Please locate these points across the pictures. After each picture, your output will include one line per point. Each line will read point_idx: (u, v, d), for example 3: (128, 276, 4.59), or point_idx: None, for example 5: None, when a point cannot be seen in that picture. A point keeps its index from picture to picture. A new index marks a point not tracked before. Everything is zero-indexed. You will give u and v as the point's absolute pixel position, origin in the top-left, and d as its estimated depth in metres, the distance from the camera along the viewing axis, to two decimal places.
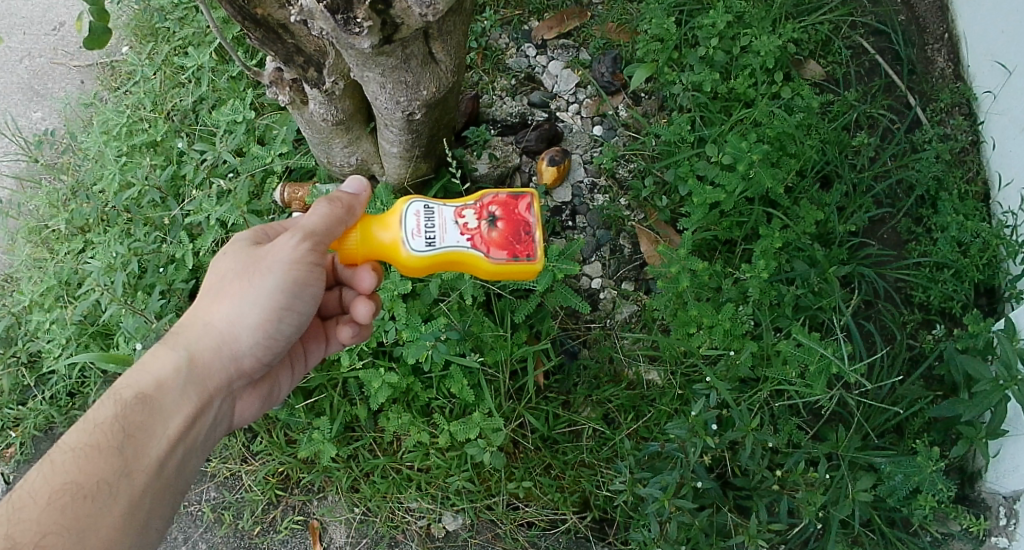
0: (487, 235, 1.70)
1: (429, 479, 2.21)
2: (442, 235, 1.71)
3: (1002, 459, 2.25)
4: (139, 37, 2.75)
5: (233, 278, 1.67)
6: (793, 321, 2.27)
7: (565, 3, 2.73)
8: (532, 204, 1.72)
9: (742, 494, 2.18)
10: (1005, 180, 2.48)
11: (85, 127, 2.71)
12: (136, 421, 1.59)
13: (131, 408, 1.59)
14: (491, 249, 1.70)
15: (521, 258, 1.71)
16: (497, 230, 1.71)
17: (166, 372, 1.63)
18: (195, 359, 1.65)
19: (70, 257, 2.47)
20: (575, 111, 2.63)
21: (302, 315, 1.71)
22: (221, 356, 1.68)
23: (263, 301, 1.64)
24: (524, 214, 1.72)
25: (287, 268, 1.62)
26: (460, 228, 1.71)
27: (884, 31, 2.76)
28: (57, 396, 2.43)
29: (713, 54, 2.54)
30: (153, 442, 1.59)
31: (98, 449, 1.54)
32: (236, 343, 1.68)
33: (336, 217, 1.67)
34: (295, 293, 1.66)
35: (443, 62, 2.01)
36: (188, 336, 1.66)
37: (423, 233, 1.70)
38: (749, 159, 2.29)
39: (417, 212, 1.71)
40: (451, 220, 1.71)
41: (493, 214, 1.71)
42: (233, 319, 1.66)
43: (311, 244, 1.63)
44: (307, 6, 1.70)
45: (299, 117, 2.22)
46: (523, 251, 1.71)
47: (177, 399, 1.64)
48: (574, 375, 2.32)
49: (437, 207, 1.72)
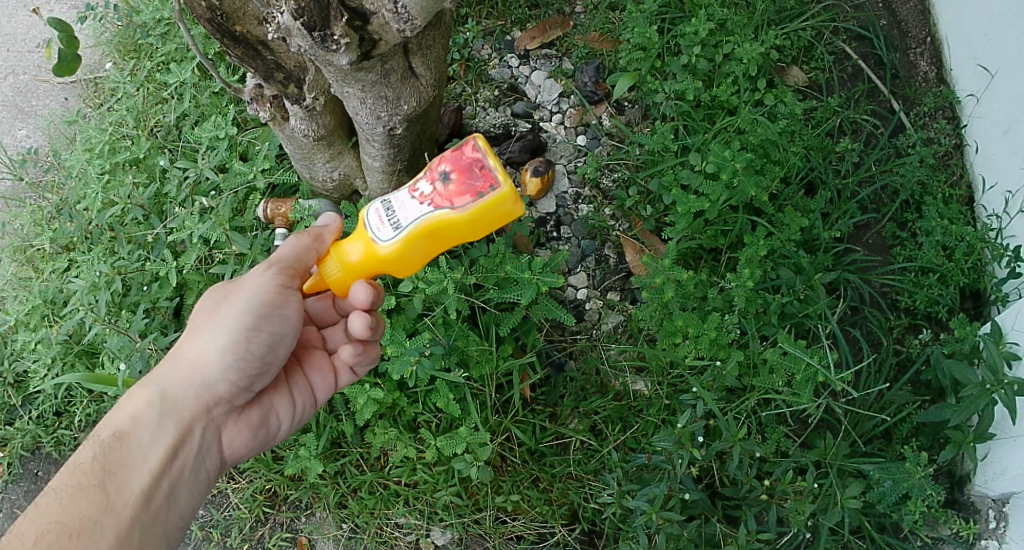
0: (443, 190, 1.53)
1: (417, 494, 2.21)
2: (403, 215, 1.57)
3: (990, 463, 2.23)
4: (122, 53, 2.74)
5: (201, 311, 1.69)
6: (779, 329, 2.26)
7: (548, 12, 2.73)
8: (474, 138, 1.52)
9: (731, 504, 2.18)
10: (989, 183, 2.48)
11: (69, 144, 2.70)
12: (113, 458, 1.61)
13: (109, 446, 1.62)
14: (453, 200, 1.52)
15: (486, 193, 1.50)
16: (450, 179, 1.53)
17: (140, 407, 1.66)
18: (168, 392, 1.68)
19: (55, 276, 2.45)
20: (559, 121, 2.63)
21: (277, 339, 1.70)
22: (193, 385, 1.69)
23: (227, 325, 1.65)
24: (470, 154, 1.52)
25: (261, 293, 1.65)
26: (417, 199, 1.56)
27: (866, 36, 2.76)
28: (43, 416, 2.41)
29: (695, 62, 2.53)
30: (133, 477, 1.61)
31: (78, 488, 1.56)
32: (207, 370, 1.68)
33: (304, 244, 1.70)
34: (261, 316, 1.66)
35: (423, 76, 2.01)
36: (160, 370, 1.69)
37: (386, 223, 1.59)
38: (732, 167, 2.28)
39: (376, 210, 1.61)
40: (408, 197, 1.58)
41: (441, 170, 1.54)
42: (201, 347, 1.67)
43: (278, 270, 1.67)
44: (284, 23, 1.68)
45: (281, 133, 2.21)
46: (484, 186, 1.51)
47: (154, 433, 1.65)
48: (560, 387, 2.32)
49: (393, 193, 1.61)
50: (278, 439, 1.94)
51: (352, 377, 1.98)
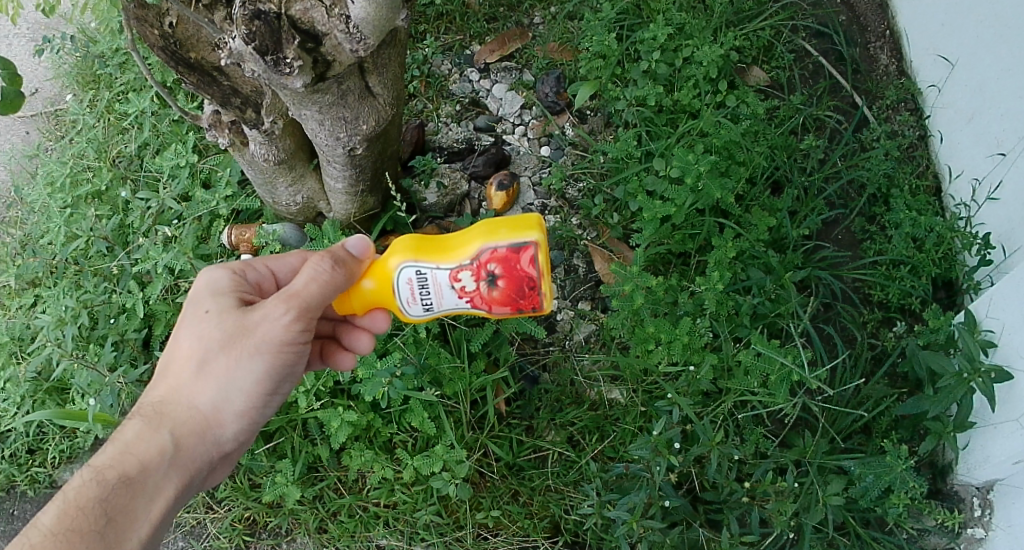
0: (487, 295, 1.57)
1: (397, 515, 2.20)
2: (439, 300, 1.61)
3: (972, 451, 2.21)
4: (82, 84, 2.73)
5: (219, 350, 1.56)
6: (752, 330, 2.25)
7: (506, 25, 2.74)
8: (536, 255, 1.53)
9: (712, 508, 2.16)
10: (956, 172, 2.49)
11: (30, 178, 2.67)
12: (120, 506, 1.47)
13: (115, 491, 1.47)
14: (493, 306, 1.59)
15: (527, 311, 1.59)
16: (498, 288, 1.56)
17: (151, 453, 1.52)
18: (181, 441, 1.55)
19: (21, 312, 2.41)
20: (521, 133, 2.64)
21: (284, 389, 1.67)
22: (205, 437, 1.58)
23: (249, 379, 1.58)
24: (526, 269, 1.54)
25: (282, 345, 1.57)
26: (457, 292, 1.59)
27: (825, 32, 2.78)
28: (16, 454, 2.37)
29: (655, 67, 2.54)
30: (136, 528, 1.48)
31: (80, 534, 1.42)
32: (221, 423, 1.59)
33: (336, 283, 1.58)
34: (281, 372, 1.61)
35: (380, 95, 1.99)
36: (172, 414, 1.56)
37: (418, 300, 1.62)
38: (696, 171, 2.27)
39: (410, 280, 1.60)
40: (447, 284, 1.59)
41: (492, 272, 1.55)
42: (221, 399, 1.58)
43: (303, 316, 1.56)
44: (236, 49, 1.67)
45: (241, 159, 2.18)
46: (527, 305, 1.58)
47: (161, 482, 1.53)
48: (535, 400, 2.31)
49: (431, 270, 1.59)
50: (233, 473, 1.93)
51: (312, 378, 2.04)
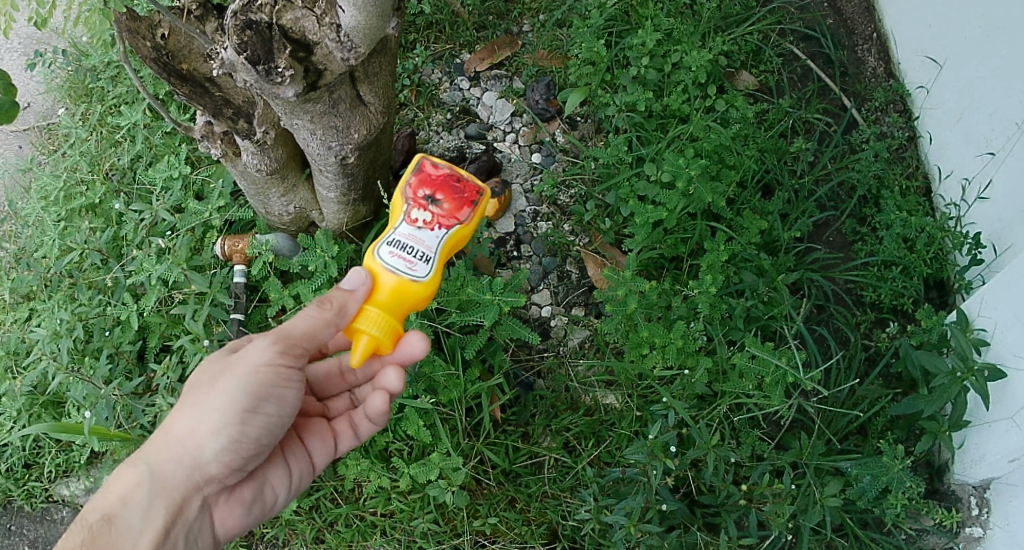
0: (443, 211, 1.70)
1: (393, 524, 2.19)
2: (423, 245, 1.67)
3: (967, 450, 2.21)
4: (73, 97, 2.74)
5: (195, 385, 1.61)
6: (746, 333, 2.26)
7: (495, 34, 2.75)
8: (433, 160, 1.74)
9: (710, 511, 2.16)
10: (945, 172, 2.50)
11: (25, 193, 2.67)
12: (103, 541, 1.54)
13: (97, 530, 1.55)
14: (457, 215, 1.71)
15: (478, 200, 1.74)
16: (443, 200, 1.71)
17: (129, 489, 1.57)
18: (158, 474, 1.58)
19: (17, 325, 2.41)
20: (513, 141, 2.65)
21: (272, 412, 1.63)
22: (183, 465, 1.59)
23: (221, 403, 1.56)
24: (438, 171, 1.73)
25: (254, 369, 1.57)
26: (427, 227, 1.68)
27: (812, 36, 2.80)
28: (12, 469, 2.36)
29: (645, 72, 2.55)
30: None
31: None
32: (199, 450, 1.59)
33: (327, 325, 1.58)
34: (257, 393, 1.58)
35: (371, 104, 2.00)
36: (150, 449, 1.60)
37: (414, 259, 1.65)
38: (687, 175, 2.28)
39: (391, 252, 1.65)
40: (415, 230, 1.67)
41: (427, 195, 1.70)
42: (193, 425, 1.58)
43: (283, 344, 1.59)
44: (229, 58, 1.67)
45: (233, 169, 2.18)
46: (473, 193, 1.74)
47: (143, 517, 1.56)
48: (530, 406, 2.31)
49: (393, 235, 1.67)
50: (279, 511, 1.86)
51: (354, 443, 1.92)
